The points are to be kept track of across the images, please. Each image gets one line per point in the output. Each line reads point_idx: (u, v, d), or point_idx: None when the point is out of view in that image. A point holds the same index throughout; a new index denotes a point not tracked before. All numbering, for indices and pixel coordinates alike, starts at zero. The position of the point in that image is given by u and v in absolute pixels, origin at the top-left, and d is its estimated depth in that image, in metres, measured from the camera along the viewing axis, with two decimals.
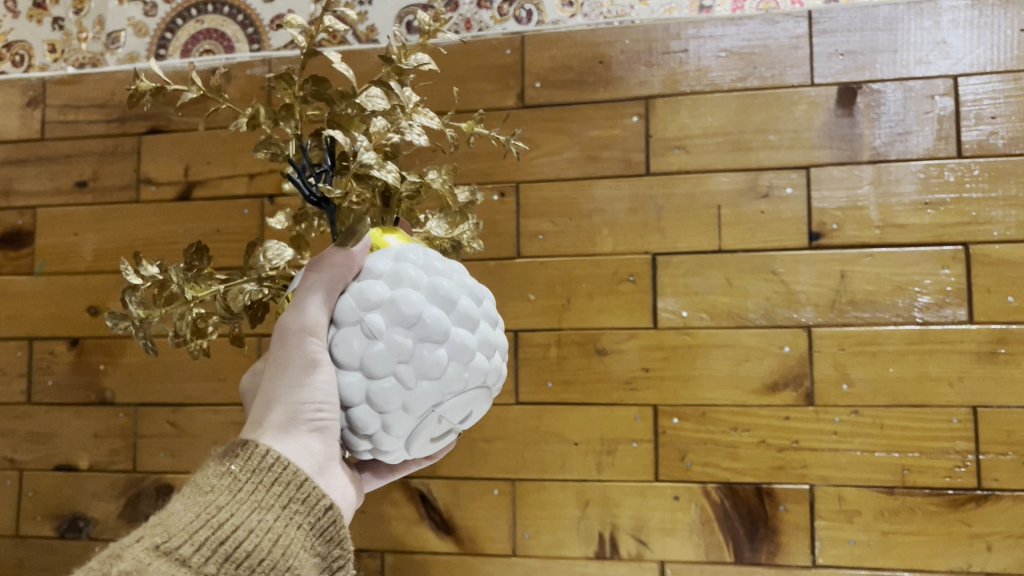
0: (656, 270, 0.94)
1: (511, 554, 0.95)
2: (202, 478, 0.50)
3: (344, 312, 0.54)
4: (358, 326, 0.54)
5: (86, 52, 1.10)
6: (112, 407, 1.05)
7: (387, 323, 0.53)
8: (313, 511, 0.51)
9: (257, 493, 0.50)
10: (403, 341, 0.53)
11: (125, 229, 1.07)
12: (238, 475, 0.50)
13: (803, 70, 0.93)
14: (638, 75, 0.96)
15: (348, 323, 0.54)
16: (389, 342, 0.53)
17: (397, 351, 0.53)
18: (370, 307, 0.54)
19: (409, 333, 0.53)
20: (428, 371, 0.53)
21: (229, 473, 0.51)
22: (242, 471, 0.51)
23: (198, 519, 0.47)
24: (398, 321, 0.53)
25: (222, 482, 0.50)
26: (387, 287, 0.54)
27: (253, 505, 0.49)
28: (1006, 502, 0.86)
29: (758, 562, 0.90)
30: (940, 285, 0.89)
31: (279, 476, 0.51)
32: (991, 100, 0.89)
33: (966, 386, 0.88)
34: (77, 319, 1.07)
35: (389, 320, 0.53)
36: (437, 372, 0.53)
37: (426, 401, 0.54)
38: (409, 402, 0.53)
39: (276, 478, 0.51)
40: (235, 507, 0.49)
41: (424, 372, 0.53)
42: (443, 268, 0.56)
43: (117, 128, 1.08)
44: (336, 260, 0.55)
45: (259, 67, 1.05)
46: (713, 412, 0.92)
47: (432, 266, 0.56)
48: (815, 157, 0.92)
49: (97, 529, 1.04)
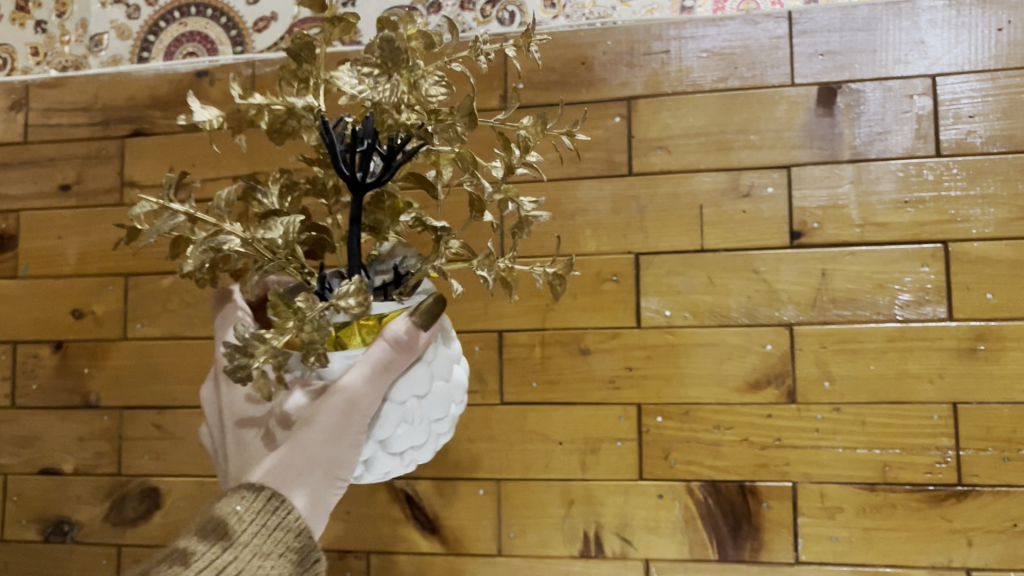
0: (639, 270, 0.94)
1: (497, 554, 0.95)
2: (215, 516, 0.54)
3: (396, 393, 0.58)
4: (402, 407, 0.59)
5: (69, 55, 1.10)
6: (97, 410, 1.04)
7: (422, 412, 0.60)
8: (304, 558, 0.54)
9: (260, 537, 0.53)
10: (425, 430, 0.60)
11: (108, 231, 1.06)
12: (243, 517, 0.53)
13: (783, 70, 0.93)
14: (621, 76, 0.96)
15: (396, 403, 0.58)
16: (418, 431, 0.60)
17: (418, 439, 0.60)
18: (419, 396, 0.59)
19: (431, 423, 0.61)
20: (423, 453, 0.62)
21: (235, 513, 0.54)
22: (247, 513, 0.54)
23: (204, 563, 0.51)
24: (431, 413, 0.60)
25: (228, 523, 0.53)
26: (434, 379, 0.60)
27: (254, 550, 0.52)
28: (986, 498, 0.87)
29: (742, 560, 0.91)
30: (920, 282, 0.89)
31: (282, 522, 0.54)
32: (969, 100, 0.90)
33: (946, 383, 0.89)
34: (62, 322, 1.06)
35: (425, 411, 0.60)
36: (427, 453, 0.63)
37: (408, 465, 0.63)
38: (397, 469, 0.62)
39: (278, 523, 0.54)
40: (240, 550, 0.52)
41: (422, 452, 0.62)
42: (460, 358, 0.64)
43: (100, 131, 1.08)
44: (410, 345, 0.57)
45: (243, 69, 1.05)
46: (696, 411, 0.92)
47: (456, 357, 0.63)
48: (796, 156, 0.92)
49: (81, 533, 1.04)
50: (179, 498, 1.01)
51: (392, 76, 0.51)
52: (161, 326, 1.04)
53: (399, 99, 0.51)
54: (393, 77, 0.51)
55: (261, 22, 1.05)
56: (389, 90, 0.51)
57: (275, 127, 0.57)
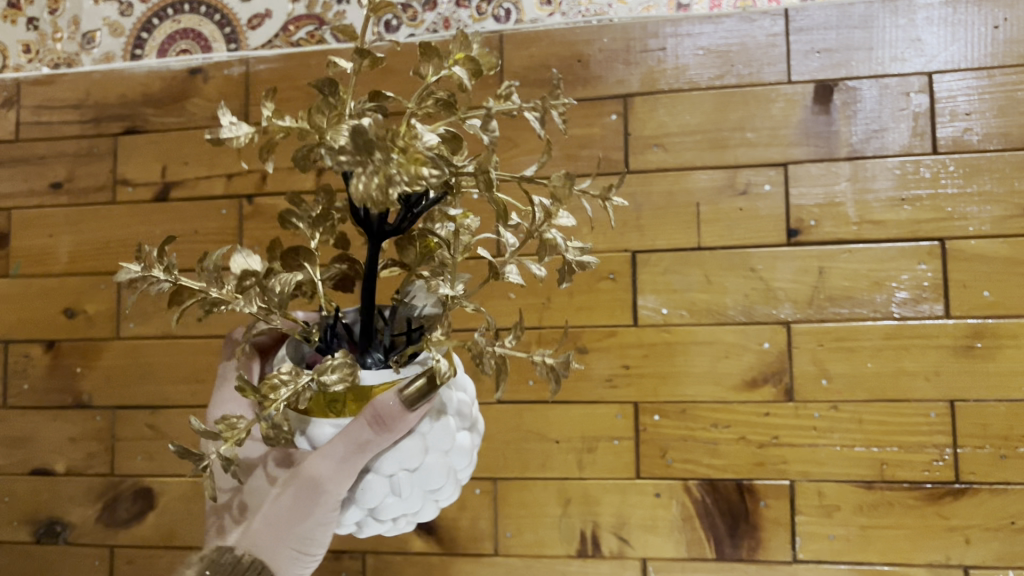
0: (636, 268, 0.94)
1: (494, 554, 0.95)
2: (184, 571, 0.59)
3: (383, 466, 0.56)
4: (389, 479, 0.57)
5: (61, 52, 1.09)
6: (89, 410, 1.03)
7: (412, 484, 0.57)
8: None
9: None
10: (418, 501, 0.58)
11: (101, 230, 1.06)
12: None
13: (780, 68, 0.93)
14: (617, 73, 0.96)
15: (383, 476, 0.57)
16: (408, 502, 0.58)
17: (409, 506, 0.58)
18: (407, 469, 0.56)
19: (426, 493, 0.58)
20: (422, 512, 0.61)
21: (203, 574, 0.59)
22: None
23: None
24: (424, 487, 0.57)
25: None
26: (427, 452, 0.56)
27: None
28: (983, 496, 0.87)
29: (739, 559, 0.91)
30: (917, 280, 0.89)
31: None
32: (965, 97, 0.90)
33: (943, 380, 0.88)
34: (54, 321, 1.06)
35: (416, 485, 0.57)
36: (427, 511, 0.61)
37: (408, 522, 0.62)
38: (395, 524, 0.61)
39: None
40: None
41: (419, 512, 0.60)
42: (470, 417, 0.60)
43: (92, 129, 1.07)
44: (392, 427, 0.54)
45: (236, 67, 1.04)
46: (693, 409, 0.92)
47: (465, 422, 0.59)
48: (792, 154, 0.92)
49: (74, 534, 1.03)
50: (172, 499, 1.00)
51: (371, 157, 0.43)
52: (154, 325, 1.03)
53: (378, 179, 0.43)
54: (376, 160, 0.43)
55: (255, 20, 1.05)
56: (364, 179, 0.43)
57: (301, 156, 0.53)
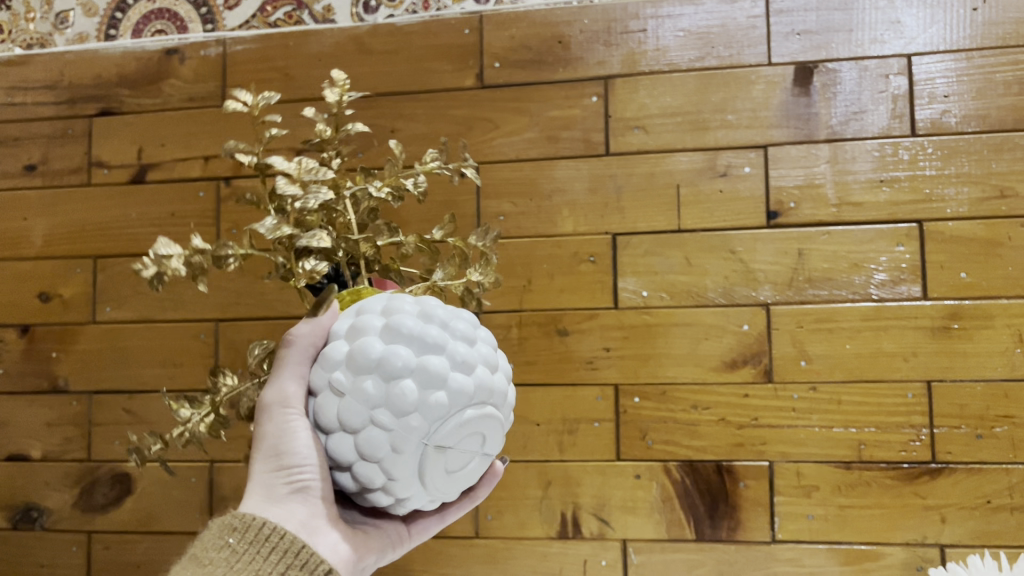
0: (617, 250, 0.94)
1: (474, 536, 0.95)
2: (201, 551, 0.51)
3: (315, 381, 0.54)
4: (331, 390, 0.53)
5: (34, 33, 1.07)
6: (66, 394, 1.02)
7: (350, 377, 0.53)
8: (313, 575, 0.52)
9: (255, 563, 0.51)
10: (370, 390, 0.52)
11: (76, 213, 1.04)
12: (236, 548, 0.51)
13: (760, 50, 0.93)
14: (597, 55, 0.96)
15: (321, 389, 0.54)
16: (356, 394, 0.52)
17: (365, 399, 0.52)
18: (336, 367, 0.54)
19: (372, 379, 0.52)
20: (399, 407, 0.51)
21: (227, 546, 0.52)
22: (240, 543, 0.52)
23: None
24: (362, 370, 0.52)
25: (220, 555, 0.51)
26: (349, 343, 0.54)
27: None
28: (959, 475, 0.88)
29: (719, 539, 0.91)
30: (895, 262, 0.90)
31: (275, 545, 0.52)
32: (943, 79, 0.90)
33: (920, 361, 0.89)
34: (29, 305, 1.04)
35: (353, 373, 0.53)
36: (409, 405, 0.51)
37: (412, 441, 0.52)
38: (398, 444, 0.52)
39: (273, 548, 0.52)
40: None
41: (398, 408, 0.51)
42: (403, 304, 0.55)
43: (66, 110, 1.05)
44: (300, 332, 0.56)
45: (213, 48, 1.03)
46: (674, 391, 0.92)
47: (390, 307, 0.54)
48: (772, 136, 0.92)
49: (50, 520, 1.02)
50: (150, 483, 1.00)
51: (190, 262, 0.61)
52: (131, 308, 1.02)
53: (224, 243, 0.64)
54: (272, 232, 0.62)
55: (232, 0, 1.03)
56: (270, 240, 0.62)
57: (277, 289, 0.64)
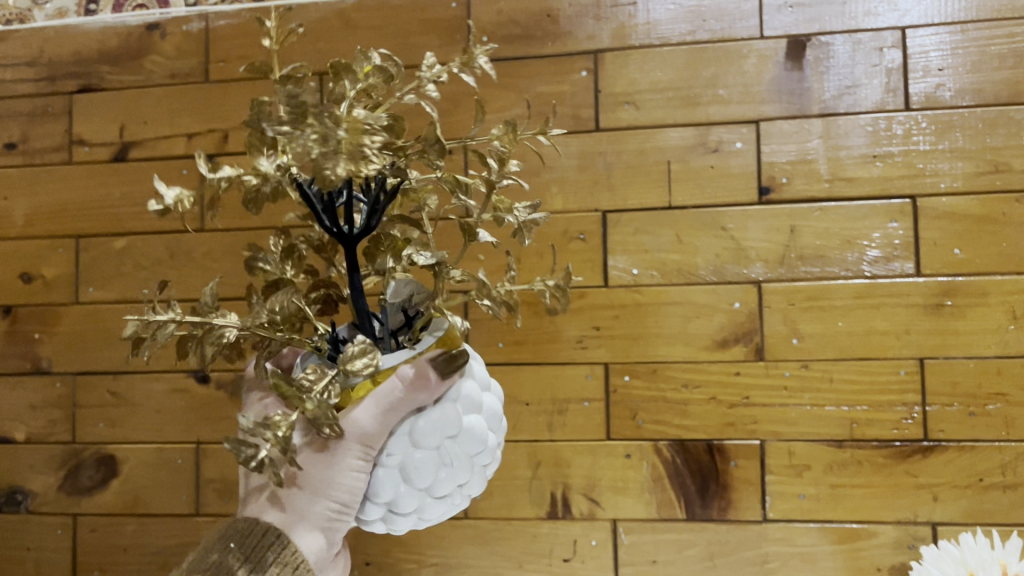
0: (607, 228, 0.93)
1: (464, 517, 0.94)
2: (206, 553, 0.57)
3: (426, 436, 0.57)
4: (435, 451, 0.58)
5: (12, 8, 1.05)
6: (49, 376, 1.01)
7: (457, 450, 0.58)
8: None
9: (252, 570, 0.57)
10: (465, 469, 0.59)
11: (57, 192, 1.02)
12: (235, 554, 0.57)
13: (752, 23, 0.91)
14: (587, 28, 0.94)
15: (428, 447, 0.57)
16: (457, 471, 0.58)
17: (460, 477, 0.59)
18: (450, 435, 0.58)
19: (470, 460, 0.59)
20: (469, 488, 0.61)
21: (229, 550, 0.57)
22: (240, 551, 0.57)
23: None
24: (468, 453, 0.59)
25: (220, 560, 0.57)
26: (462, 412, 0.59)
27: None
28: (952, 453, 0.87)
29: (710, 519, 0.90)
30: (889, 238, 0.89)
31: (276, 557, 0.57)
32: (938, 52, 0.89)
33: (913, 339, 0.88)
34: (11, 286, 1.03)
35: (462, 450, 0.58)
36: (474, 487, 0.62)
37: (457, 506, 0.62)
38: (446, 511, 0.61)
39: (274, 559, 0.57)
40: None
41: (468, 488, 0.61)
42: (488, 384, 0.62)
43: (46, 88, 1.03)
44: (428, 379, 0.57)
45: (195, 23, 1.01)
46: (664, 370, 0.91)
47: (486, 385, 0.61)
48: (765, 111, 0.91)
49: (35, 503, 1.01)
50: (136, 466, 0.99)
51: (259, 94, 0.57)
52: (114, 289, 1.00)
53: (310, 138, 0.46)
54: (307, 126, 0.46)
55: None
56: (305, 143, 0.46)
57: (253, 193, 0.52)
